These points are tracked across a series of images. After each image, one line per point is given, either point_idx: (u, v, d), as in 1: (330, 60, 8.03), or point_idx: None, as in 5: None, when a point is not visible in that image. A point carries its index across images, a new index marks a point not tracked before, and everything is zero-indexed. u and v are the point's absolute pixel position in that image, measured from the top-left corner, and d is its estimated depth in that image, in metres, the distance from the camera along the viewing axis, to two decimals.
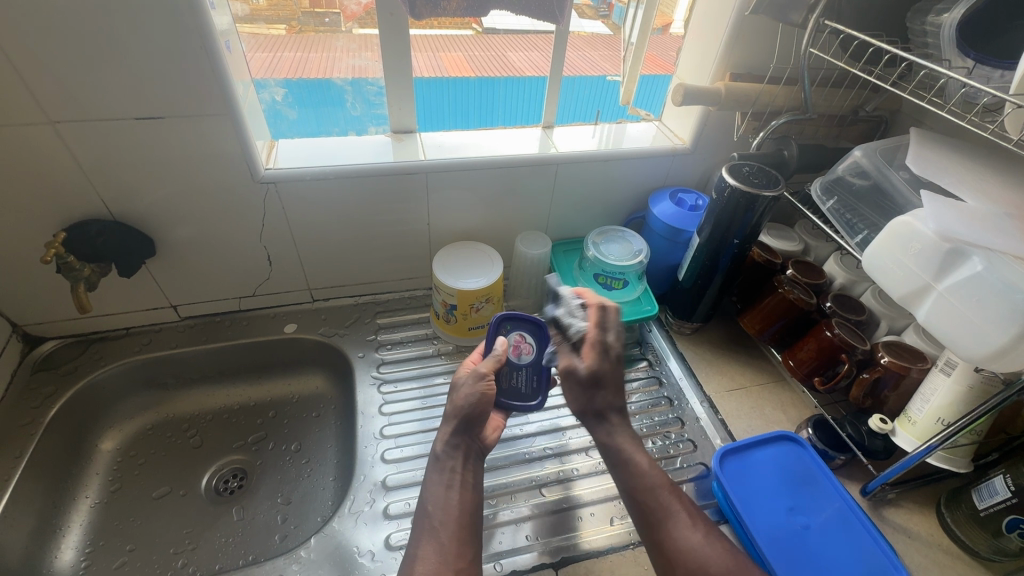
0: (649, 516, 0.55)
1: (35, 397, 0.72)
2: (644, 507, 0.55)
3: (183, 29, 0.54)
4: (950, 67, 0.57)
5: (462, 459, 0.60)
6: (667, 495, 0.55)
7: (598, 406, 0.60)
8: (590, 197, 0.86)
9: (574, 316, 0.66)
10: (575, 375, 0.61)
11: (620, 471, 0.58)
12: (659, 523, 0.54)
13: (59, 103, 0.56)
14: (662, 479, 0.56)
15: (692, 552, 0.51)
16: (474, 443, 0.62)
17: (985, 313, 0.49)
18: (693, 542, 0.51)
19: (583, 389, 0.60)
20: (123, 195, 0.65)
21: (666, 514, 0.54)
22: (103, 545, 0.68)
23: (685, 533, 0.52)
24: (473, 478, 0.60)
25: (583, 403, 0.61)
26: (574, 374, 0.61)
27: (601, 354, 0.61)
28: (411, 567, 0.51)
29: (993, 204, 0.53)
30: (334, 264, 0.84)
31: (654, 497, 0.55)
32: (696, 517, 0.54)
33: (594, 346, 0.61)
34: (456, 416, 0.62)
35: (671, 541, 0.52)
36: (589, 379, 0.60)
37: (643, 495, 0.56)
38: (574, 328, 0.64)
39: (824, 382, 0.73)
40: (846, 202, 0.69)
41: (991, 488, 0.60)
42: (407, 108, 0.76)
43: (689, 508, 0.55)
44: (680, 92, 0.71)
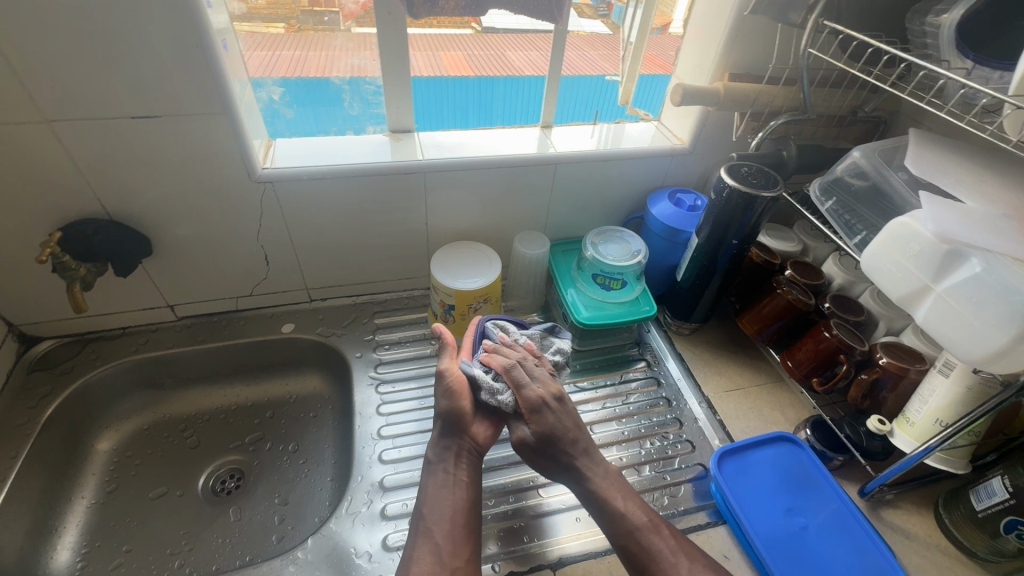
0: (635, 558, 0.55)
1: (31, 397, 0.72)
2: (628, 550, 0.56)
3: (178, 27, 0.54)
4: (950, 68, 0.57)
5: (454, 460, 0.61)
6: (652, 533, 0.57)
7: (565, 460, 0.61)
8: (589, 197, 0.86)
9: (494, 390, 0.64)
10: (529, 444, 0.63)
11: (602, 514, 0.58)
12: (645, 565, 0.55)
13: (55, 101, 0.55)
14: (643, 519, 0.57)
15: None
16: (465, 444, 0.62)
17: (984, 314, 0.49)
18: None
19: (540, 451, 0.62)
20: (119, 194, 0.65)
21: (650, 555, 0.55)
22: (99, 545, 0.68)
23: (672, 573, 0.54)
24: (469, 474, 0.61)
25: (548, 461, 0.63)
26: (527, 443, 0.63)
27: (537, 411, 0.63)
28: (406, 567, 0.53)
29: (992, 205, 0.53)
30: (332, 263, 0.84)
31: (636, 540, 0.56)
32: (679, 549, 0.56)
33: (528, 409, 0.63)
34: (442, 417, 0.63)
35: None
36: (540, 442, 0.62)
37: (626, 539, 0.56)
38: (504, 402, 0.64)
39: (822, 383, 0.73)
40: (845, 202, 0.69)
41: (989, 489, 0.60)
42: (406, 107, 0.76)
43: (671, 543, 0.56)
44: (679, 92, 0.71)
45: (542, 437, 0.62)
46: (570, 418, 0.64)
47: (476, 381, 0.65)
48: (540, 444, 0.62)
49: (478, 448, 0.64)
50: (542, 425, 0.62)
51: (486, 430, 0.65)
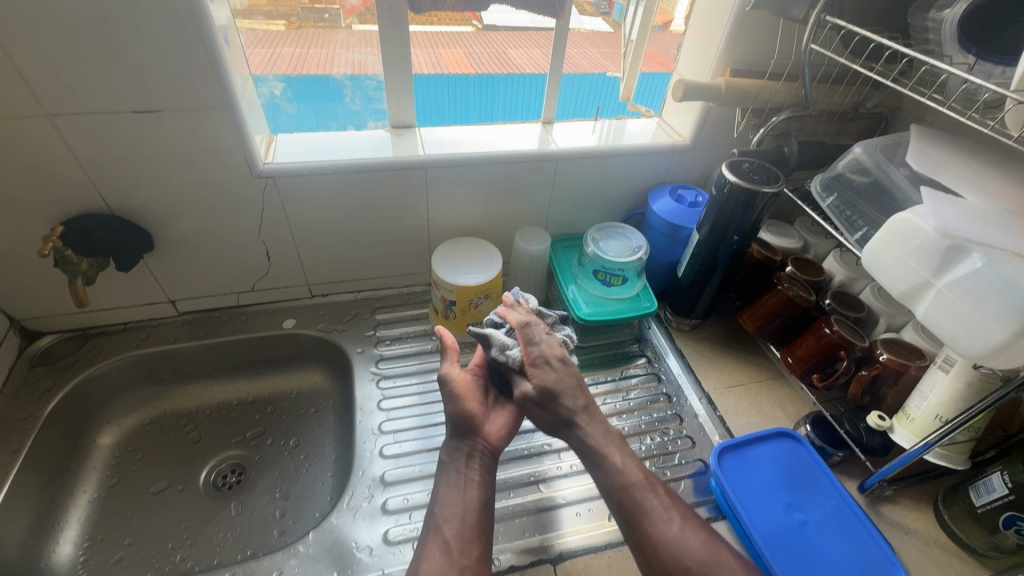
0: (628, 513, 0.55)
1: (33, 392, 0.72)
2: (623, 506, 0.56)
3: (179, 21, 0.54)
4: (951, 63, 0.57)
5: (465, 460, 0.61)
6: (646, 491, 0.56)
7: (564, 414, 0.61)
8: (590, 193, 0.86)
9: (505, 344, 0.64)
10: (532, 399, 0.62)
11: (596, 468, 0.58)
12: (638, 520, 0.55)
13: (57, 95, 0.55)
14: (638, 476, 0.57)
15: (670, 545, 0.52)
16: (477, 446, 0.62)
17: (984, 309, 0.49)
18: (670, 536, 0.53)
19: (543, 407, 0.61)
20: (121, 189, 0.65)
21: (643, 511, 0.55)
22: (101, 539, 0.68)
23: (663, 528, 0.53)
24: (482, 473, 0.60)
25: (547, 417, 0.62)
26: (529, 398, 0.62)
27: (541, 365, 0.63)
28: (418, 566, 0.52)
29: (992, 200, 0.53)
30: (333, 259, 0.84)
31: (631, 496, 0.56)
32: (672, 508, 0.55)
33: (532, 364, 0.63)
34: (452, 419, 0.63)
35: (649, 537, 0.53)
36: (541, 398, 0.61)
37: (621, 494, 0.56)
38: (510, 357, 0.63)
39: (822, 379, 0.73)
40: (846, 198, 0.69)
41: (988, 485, 0.61)
42: (407, 103, 0.76)
43: (665, 501, 0.56)
44: (680, 87, 0.71)
45: (547, 392, 0.61)
46: (570, 375, 0.63)
47: (487, 338, 0.65)
48: (543, 401, 0.61)
49: (491, 448, 0.63)
50: (542, 379, 0.62)
51: (500, 429, 0.64)
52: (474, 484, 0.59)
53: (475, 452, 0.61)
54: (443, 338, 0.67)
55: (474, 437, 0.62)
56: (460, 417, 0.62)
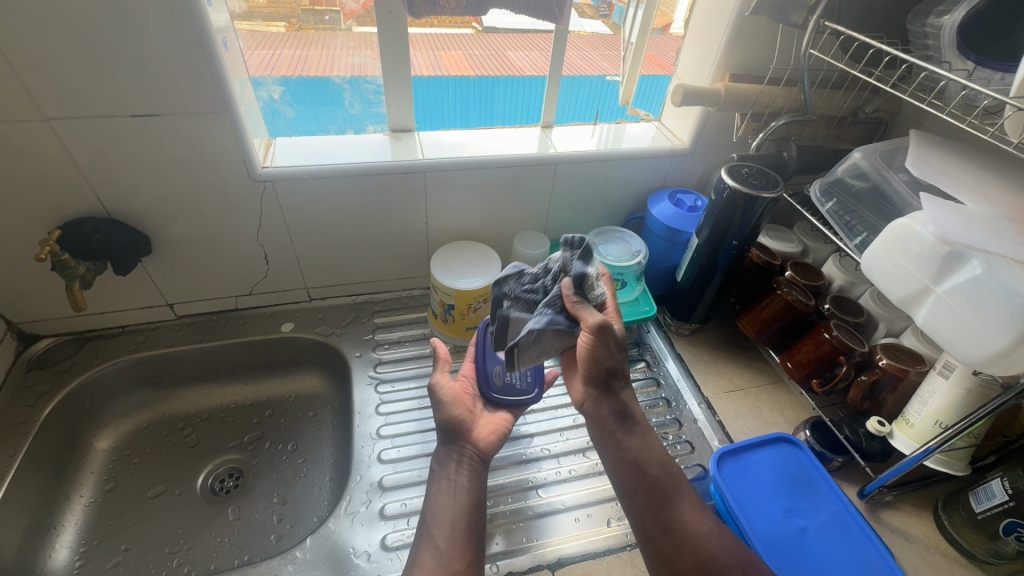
0: (659, 491, 0.54)
1: (30, 395, 0.72)
2: (655, 482, 0.54)
3: (178, 27, 0.54)
4: (950, 69, 0.58)
5: (454, 466, 0.59)
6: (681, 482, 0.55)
7: (618, 374, 0.59)
8: (590, 197, 0.86)
9: (594, 277, 0.60)
10: (611, 338, 0.57)
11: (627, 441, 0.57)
12: (668, 500, 0.53)
13: (55, 99, 0.55)
14: (674, 463, 0.56)
15: (699, 537, 0.51)
16: (466, 451, 0.61)
17: (984, 316, 0.49)
18: (700, 529, 0.51)
19: (610, 354, 0.58)
20: (118, 193, 0.65)
21: (677, 493, 0.54)
22: (97, 544, 0.67)
23: (693, 519, 0.52)
24: (471, 479, 0.59)
25: (596, 368, 0.58)
26: (599, 335, 0.56)
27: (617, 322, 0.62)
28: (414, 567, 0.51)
29: (992, 206, 0.53)
30: (332, 263, 0.83)
31: (667, 475, 0.55)
32: (705, 505, 0.54)
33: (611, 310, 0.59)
34: (441, 425, 0.62)
35: (678, 521, 0.52)
36: (611, 343, 0.57)
37: (658, 471, 0.55)
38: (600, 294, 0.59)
39: (822, 384, 0.73)
40: (845, 203, 0.69)
41: (988, 491, 0.60)
42: (405, 107, 0.76)
43: (698, 497, 0.54)
44: (680, 92, 0.71)
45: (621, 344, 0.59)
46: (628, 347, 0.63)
47: (590, 254, 0.61)
48: (615, 349, 0.58)
49: (482, 455, 0.62)
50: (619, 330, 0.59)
51: (489, 434, 0.64)
52: (463, 489, 0.57)
53: (463, 457, 0.60)
54: (437, 349, 0.67)
55: (461, 442, 0.61)
56: (449, 423, 0.62)
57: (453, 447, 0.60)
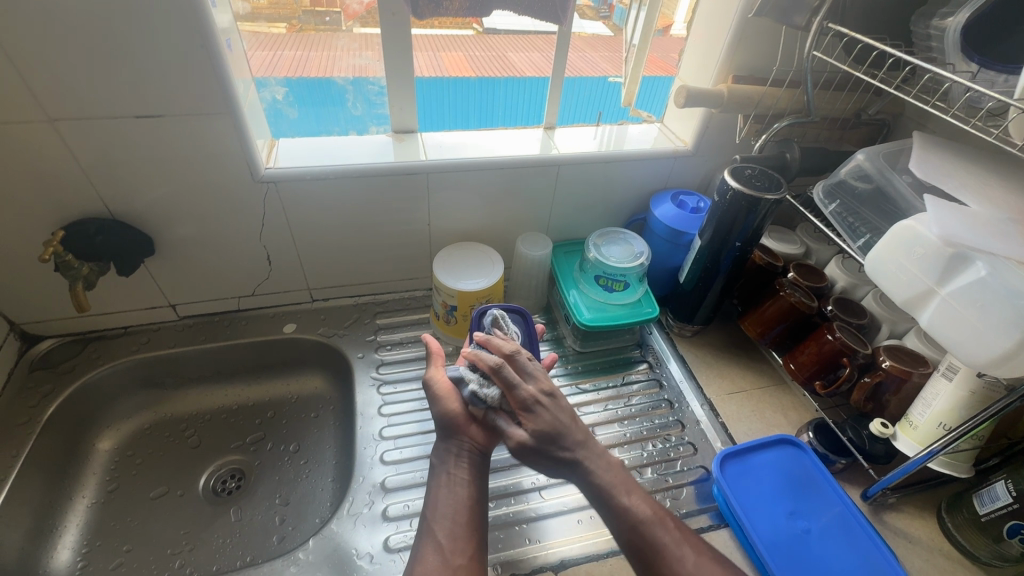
0: (641, 554, 0.50)
1: (32, 396, 0.72)
2: (634, 545, 0.51)
3: (183, 28, 0.54)
4: (954, 72, 0.57)
5: (454, 461, 0.58)
6: (657, 527, 0.51)
7: (565, 458, 0.55)
8: (592, 199, 0.86)
9: (479, 384, 0.59)
10: (530, 446, 0.55)
11: (603, 511, 0.53)
12: (652, 561, 0.49)
13: (60, 100, 0.55)
14: (649, 510, 0.52)
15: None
16: (465, 444, 0.59)
17: (988, 317, 0.49)
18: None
19: (543, 453, 0.55)
20: (122, 193, 0.65)
21: (657, 549, 0.50)
22: (99, 544, 0.67)
23: (681, 569, 0.48)
24: (471, 472, 0.58)
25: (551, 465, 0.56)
26: (525, 446, 0.55)
27: (529, 410, 0.56)
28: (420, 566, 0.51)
29: (996, 208, 0.53)
30: (335, 264, 0.83)
31: (643, 533, 0.51)
32: (686, 539, 0.51)
33: (521, 408, 0.56)
34: (440, 420, 0.60)
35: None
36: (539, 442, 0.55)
37: (631, 533, 0.51)
38: (489, 395, 0.58)
39: (824, 386, 0.73)
40: (848, 205, 0.69)
41: (992, 493, 0.60)
42: (409, 108, 0.76)
43: (677, 535, 0.51)
44: (683, 93, 0.71)
45: (542, 436, 0.55)
46: (563, 409, 0.58)
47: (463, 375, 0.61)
48: (542, 446, 0.55)
49: (480, 447, 0.60)
50: (535, 422, 0.56)
51: (487, 428, 0.61)
52: (463, 484, 0.57)
53: (463, 452, 0.59)
54: (430, 344, 0.65)
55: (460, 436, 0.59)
56: (445, 419, 0.60)
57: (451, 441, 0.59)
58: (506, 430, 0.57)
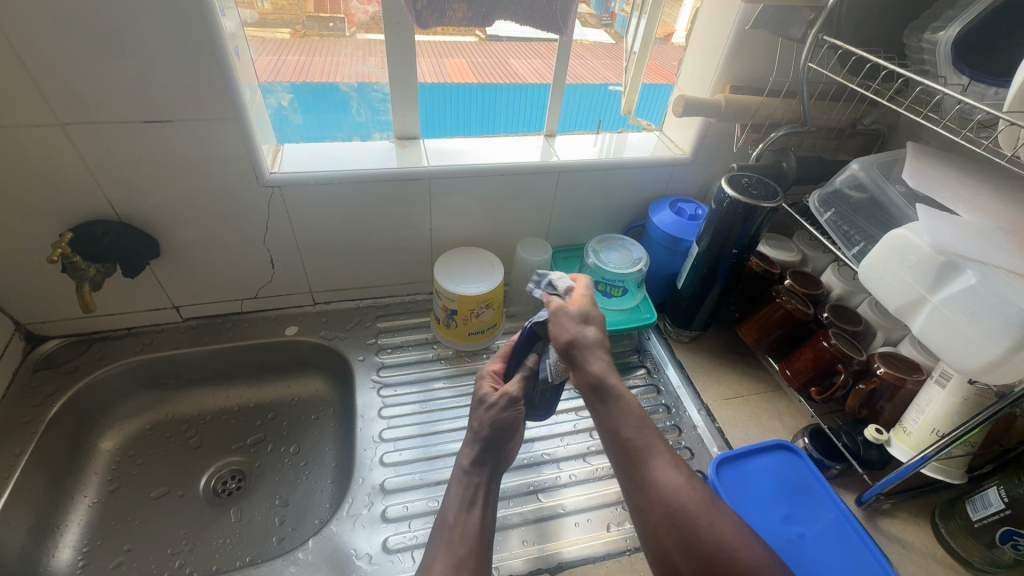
0: (631, 454, 0.52)
1: (37, 395, 0.72)
2: (628, 444, 0.53)
3: (191, 34, 0.55)
4: (945, 84, 0.58)
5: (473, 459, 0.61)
6: (653, 436, 0.53)
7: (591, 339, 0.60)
8: (592, 205, 0.87)
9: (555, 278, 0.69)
10: (569, 312, 0.62)
11: (602, 407, 0.56)
12: (642, 461, 0.52)
13: (69, 103, 0.56)
14: (650, 419, 0.54)
15: (673, 492, 0.49)
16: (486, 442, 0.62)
17: (978, 325, 0.50)
18: (674, 483, 0.50)
19: (573, 322, 0.61)
20: (128, 197, 0.66)
21: (649, 454, 0.52)
22: (100, 544, 0.68)
23: (668, 475, 0.50)
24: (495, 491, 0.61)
25: (568, 339, 0.60)
26: (565, 313, 0.62)
27: (587, 300, 0.65)
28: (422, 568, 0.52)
29: (987, 218, 0.54)
30: (337, 267, 0.84)
31: (639, 437, 0.53)
32: (681, 459, 0.52)
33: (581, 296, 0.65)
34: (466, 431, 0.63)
35: (653, 482, 0.50)
36: (578, 316, 0.62)
37: (628, 433, 0.53)
38: (559, 284, 0.67)
39: (820, 392, 0.73)
40: (843, 214, 0.70)
41: (985, 499, 0.61)
42: (412, 115, 0.78)
43: (673, 451, 0.52)
44: (681, 102, 0.72)
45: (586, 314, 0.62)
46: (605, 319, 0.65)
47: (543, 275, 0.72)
48: (577, 320, 0.62)
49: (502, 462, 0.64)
50: (585, 305, 0.63)
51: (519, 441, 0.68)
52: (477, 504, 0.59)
53: (482, 451, 0.62)
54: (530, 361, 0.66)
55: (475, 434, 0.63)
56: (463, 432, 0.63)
57: (472, 463, 0.62)
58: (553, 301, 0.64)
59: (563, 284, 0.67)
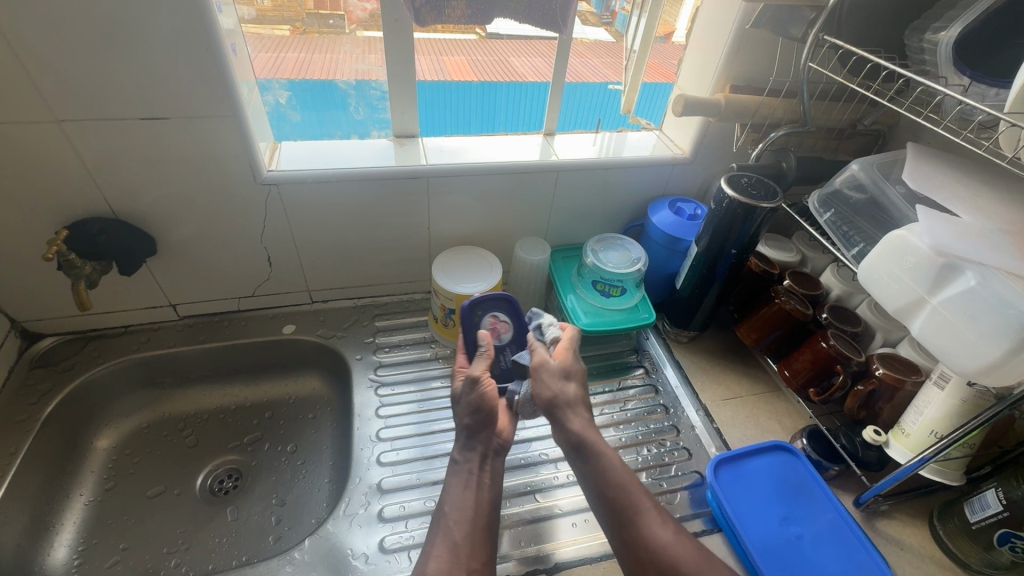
0: (620, 512, 0.55)
1: (32, 393, 0.72)
2: (615, 502, 0.55)
3: (188, 31, 0.55)
4: (947, 85, 0.58)
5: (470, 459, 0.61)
6: (638, 492, 0.56)
7: (569, 398, 0.63)
8: (591, 204, 0.87)
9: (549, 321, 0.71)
10: (550, 367, 0.65)
11: (586, 465, 0.59)
12: (630, 518, 0.54)
13: (65, 100, 0.56)
14: (632, 475, 0.57)
15: (663, 551, 0.52)
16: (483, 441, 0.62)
17: (978, 327, 0.50)
18: (663, 540, 0.52)
19: (554, 379, 0.64)
20: (125, 195, 0.66)
21: (637, 511, 0.54)
22: (96, 543, 0.68)
23: (656, 532, 0.53)
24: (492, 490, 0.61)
25: (548, 399, 0.63)
26: (547, 366, 0.65)
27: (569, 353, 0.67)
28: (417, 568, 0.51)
29: (987, 219, 0.54)
30: (335, 266, 0.84)
31: (624, 493, 0.56)
32: (667, 514, 0.55)
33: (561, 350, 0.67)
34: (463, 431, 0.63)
35: (643, 539, 0.53)
36: (559, 371, 0.65)
37: (615, 492, 0.56)
38: (549, 333, 0.69)
39: (818, 393, 0.73)
40: (843, 214, 0.69)
41: (983, 501, 0.61)
42: (411, 113, 0.77)
43: (659, 507, 0.55)
44: (681, 102, 0.72)
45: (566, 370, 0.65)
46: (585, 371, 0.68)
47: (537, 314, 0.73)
48: (558, 375, 0.65)
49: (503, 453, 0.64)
50: (565, 361, 0.66)
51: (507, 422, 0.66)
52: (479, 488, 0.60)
53: (479, 450, 0.62)
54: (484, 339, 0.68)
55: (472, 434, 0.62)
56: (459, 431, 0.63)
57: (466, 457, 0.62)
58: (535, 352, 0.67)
59: (551, 334, 0.69)
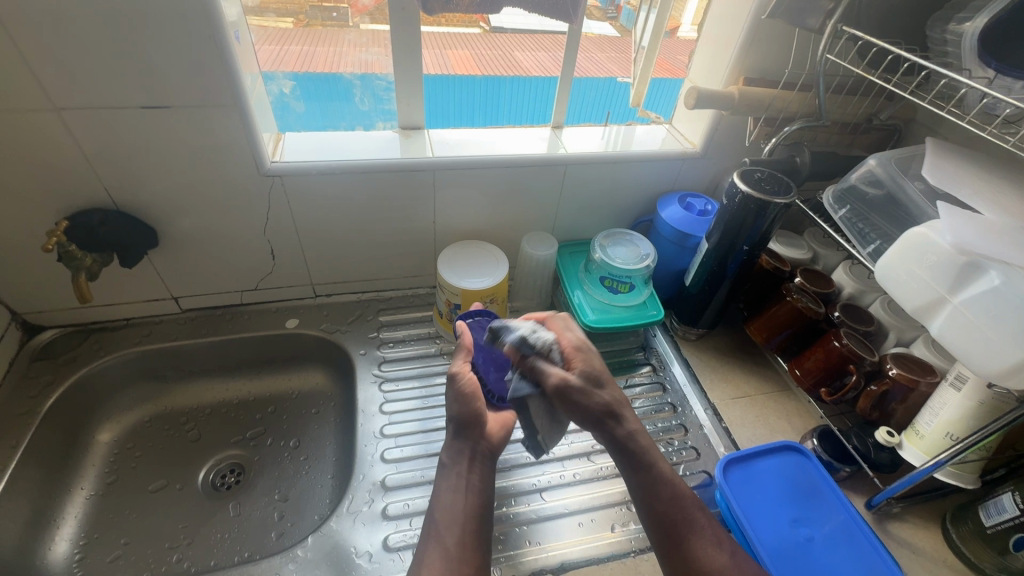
0: (672, 528, 0.53)
1: (33, 386, 0.71)
2: (666, 517, 0.54)
3: (190, 18, 0.53)
4: (971, 77, 0.57)
5: (478, 458, 0.60)
6: (693, 509, 0.54)
7: (606, 403, 0.59)
8: (600, 199, 0.86)
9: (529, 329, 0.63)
10: (576, 383, 0.59)
11: (635, 475, 0.56)
12: (683, 537, 0.52)
13: (65, 87, 0.55)
14: (687, 491, 0.56)
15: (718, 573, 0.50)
16: (490, 440, 0.61)
17: (1001, 328, 0.48)
18: (720, 563, 0.51)
19: (586, 394, 0.59)
20: (126, 186, 0.65)
21: (690, 529, 0.53)
22: (97, 537, 0.67)
23: (711, 553, 0.51)
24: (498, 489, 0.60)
25: (583, 409, 0.59)
26: (571, 383, 0.59)
27: (583, 358, 0.62)
28: (421, 567, 0.50)
29: (1010, 217, 0.52)
30: (339, 260, 0.83)
31: (678, 509, 0.54)
32: (720, 535, 0.53)
33: (573, 354, 0.63)
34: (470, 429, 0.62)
35: (695, 559, 0.51)
36: (586, 381, 0.60)
37: (667, 507, 0.54)
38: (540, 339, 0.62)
39: (830, 393, 0.72)
40: (858, 210, 0.68)
41: (999, 505, 0.59)
42: (416, 104, 0.75)
43: (714, 525, 0.54)
44: (693, 94, 0.70)
45: (589, 377, 0.61)
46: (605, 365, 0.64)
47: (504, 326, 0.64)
48: (587, 387, 0.60)
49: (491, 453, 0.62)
50: (585, 365, 0.61)
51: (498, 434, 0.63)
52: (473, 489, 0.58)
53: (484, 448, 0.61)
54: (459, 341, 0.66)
55: (479, 431, 0.61)
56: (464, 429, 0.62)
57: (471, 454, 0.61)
58: (546, 371, 0.60)
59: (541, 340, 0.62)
